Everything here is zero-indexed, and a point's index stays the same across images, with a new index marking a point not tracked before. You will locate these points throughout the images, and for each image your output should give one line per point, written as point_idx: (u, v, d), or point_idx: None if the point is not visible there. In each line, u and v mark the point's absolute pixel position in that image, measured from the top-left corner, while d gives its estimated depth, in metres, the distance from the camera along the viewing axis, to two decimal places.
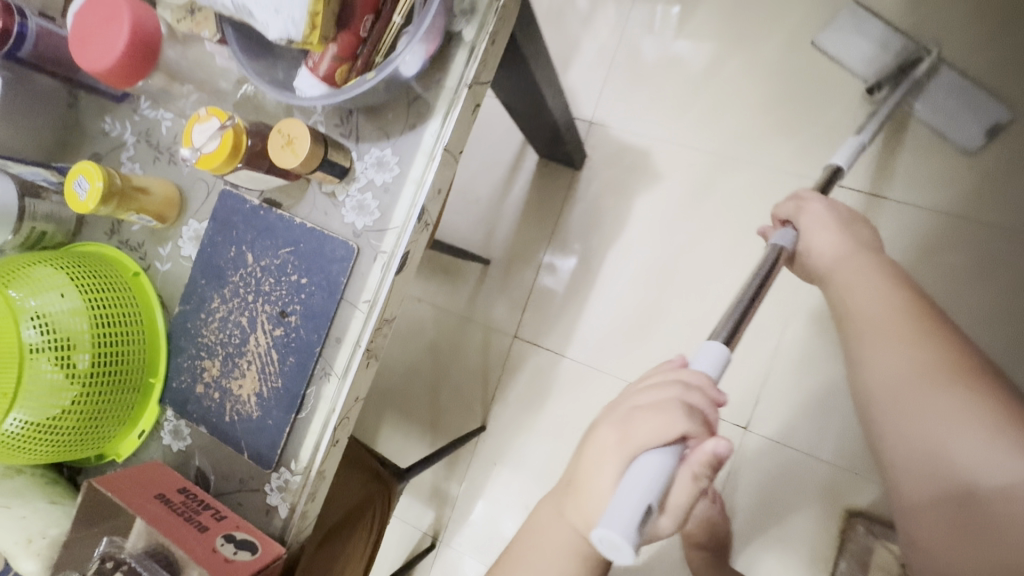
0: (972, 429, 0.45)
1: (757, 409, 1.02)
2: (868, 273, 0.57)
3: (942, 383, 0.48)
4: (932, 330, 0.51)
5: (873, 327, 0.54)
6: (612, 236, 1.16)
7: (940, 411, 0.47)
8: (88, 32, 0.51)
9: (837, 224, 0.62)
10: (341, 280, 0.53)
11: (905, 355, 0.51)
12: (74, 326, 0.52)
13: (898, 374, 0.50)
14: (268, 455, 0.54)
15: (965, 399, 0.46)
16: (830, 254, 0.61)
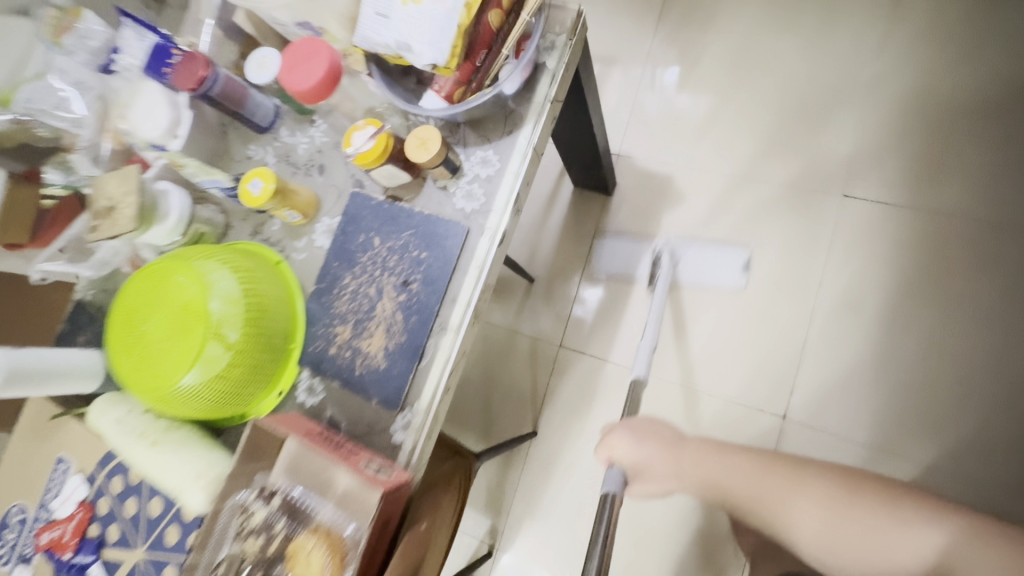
0: (893, 525, 0.64)
1: (793, 396, 1.13)
2: (705, 452, 0.75)
3: (850, 491, 0.67)
4: (785, 468, 0.71)
5: (777, 500, 0.70)
6: (643, 251, 1.29)
7: (865, 519, 0.65)
8: (293, 64, 0.67)
9: (641, 436, 0.77)
10: (455, 252, 0.66)
11: (820, 497, 0.68)
12: (234, 302, 0.65)
13: (826, 513, 0.67)
14: (395, 399, 0.65)
15: (854, 496, 0.67)
16: (668, 470, 0.75)
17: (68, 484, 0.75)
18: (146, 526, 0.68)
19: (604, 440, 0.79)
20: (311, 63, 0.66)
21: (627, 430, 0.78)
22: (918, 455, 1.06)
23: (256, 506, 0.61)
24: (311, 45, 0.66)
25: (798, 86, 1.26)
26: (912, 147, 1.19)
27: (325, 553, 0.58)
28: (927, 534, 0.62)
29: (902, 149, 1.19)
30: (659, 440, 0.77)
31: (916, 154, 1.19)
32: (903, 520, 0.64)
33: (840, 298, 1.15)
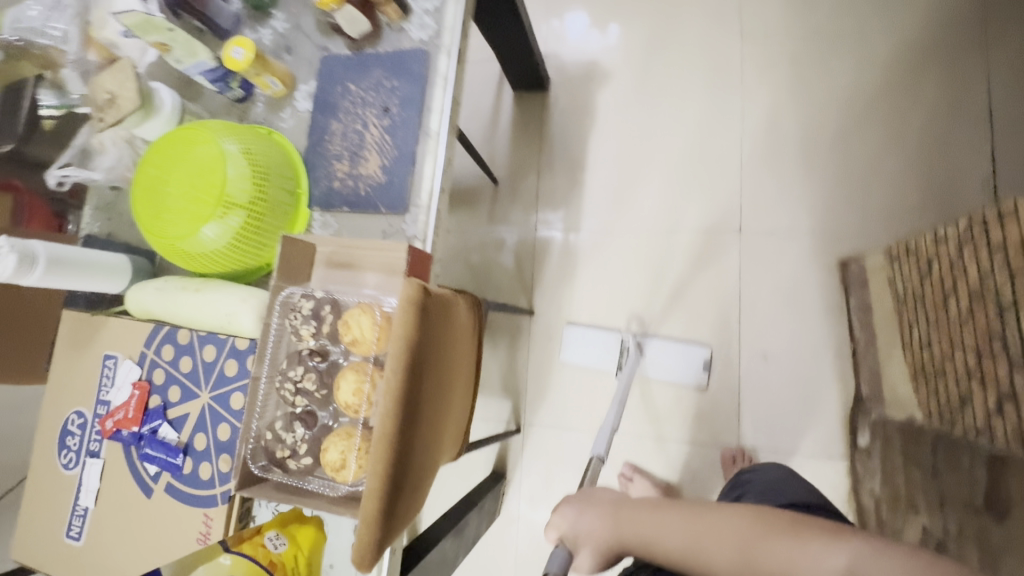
0: (786, 540, 0.54)
1: (742, 212, 1.30)
2: (624, 511, 0.65)
3: (756, 536, 0.55)
4: (685, 509, 0.61)
5: (694, 553, 0.57)
6: (588, 131, 1.44)
7: (771, 548, 0.54)
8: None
9: (584, 506, 0.68)
10: (422, 72, 0.78)
11: (725, 541, 0.56)
12: (240, 167, 0.73)
13: (737, 560, 0.55)
14: (401, 201, 0.76)
15: (757, 539, 0.55)
16: (606, 534, 0.64)
17: (118, 373, 0.80)
18: (205, 371, 0.75)
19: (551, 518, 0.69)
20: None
21: (576, 501, 0.70)
22: (855, 227, 1.22)
23: (304, 301, 0.69)
24: None
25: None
26: None
27: (373, 314, 0.66)
28: (832, 554, 0.50)
29: None
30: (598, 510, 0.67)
31: None
32: (803, 541, 0.53)
33: (760, 122, 1.32)
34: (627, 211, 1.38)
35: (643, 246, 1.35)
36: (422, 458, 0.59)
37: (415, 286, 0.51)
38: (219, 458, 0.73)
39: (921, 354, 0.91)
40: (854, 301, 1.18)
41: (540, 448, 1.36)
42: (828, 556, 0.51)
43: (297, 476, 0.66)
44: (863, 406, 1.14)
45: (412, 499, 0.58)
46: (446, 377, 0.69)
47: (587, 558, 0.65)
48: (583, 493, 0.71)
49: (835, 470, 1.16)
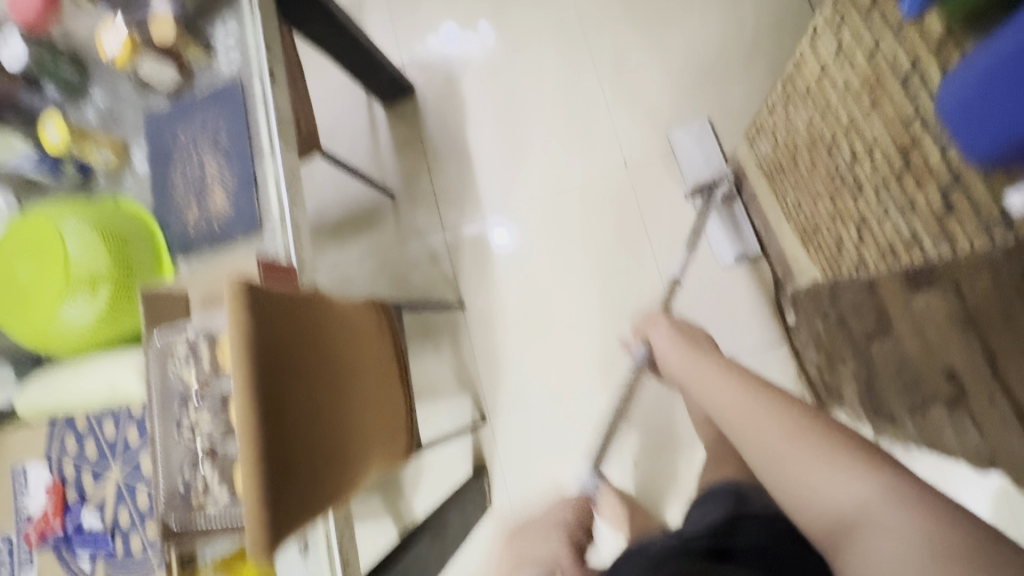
0: (826, 465, 0.48)
1: (623, 147, 1.35)
2: (702, 356, 0.68)
3: (816, 446, 0.49)
4: (781, 408, 0.54)
5: (739, 429, 0.56)
6: (463, 120, 1.48)
7: (799, 459, 0.49)
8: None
9: (690, 350, 0.70)
10: (240, 99, 0.79)
11: (797, 440, 0.50)
12: (90, 241, 0.74)
13: (772, 455, 0.51)
14: (254, 224, 0.76)
15: (799, 438, 0.50)
16: (682, 369, 0.68)
17: (30, 481, 0.78)
18: (112, 450, 0.74)
19: (645, 320, 0.80)
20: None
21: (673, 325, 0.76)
22: (724, 128, 1.28)
23: (179, 344, 0.70)
24: None
25: None
26: None
27: None
28: (855, 486, 0.45)
29: None
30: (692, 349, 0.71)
31: None
32: (836, 464, 0.47)
33: (612, 62, 1.38)
34: (521, 182, 1.42)
35: (545, 209, 1.40)
36: (320, 441, 0.60)
37: (243, 280, 0.52)
38: (147, 526, 0.71)
39: (799, 218, 0.95)
40: (744, 194, 1.22)
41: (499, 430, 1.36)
42: (842, 482, 0.46)
43: (219, 515, 0.66)
44: (782, 287, 1.18)
45: (318, 485, 0.59)
46: (339, 364, 0.69)
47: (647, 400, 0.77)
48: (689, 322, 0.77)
49: (778, 355, 1.20)
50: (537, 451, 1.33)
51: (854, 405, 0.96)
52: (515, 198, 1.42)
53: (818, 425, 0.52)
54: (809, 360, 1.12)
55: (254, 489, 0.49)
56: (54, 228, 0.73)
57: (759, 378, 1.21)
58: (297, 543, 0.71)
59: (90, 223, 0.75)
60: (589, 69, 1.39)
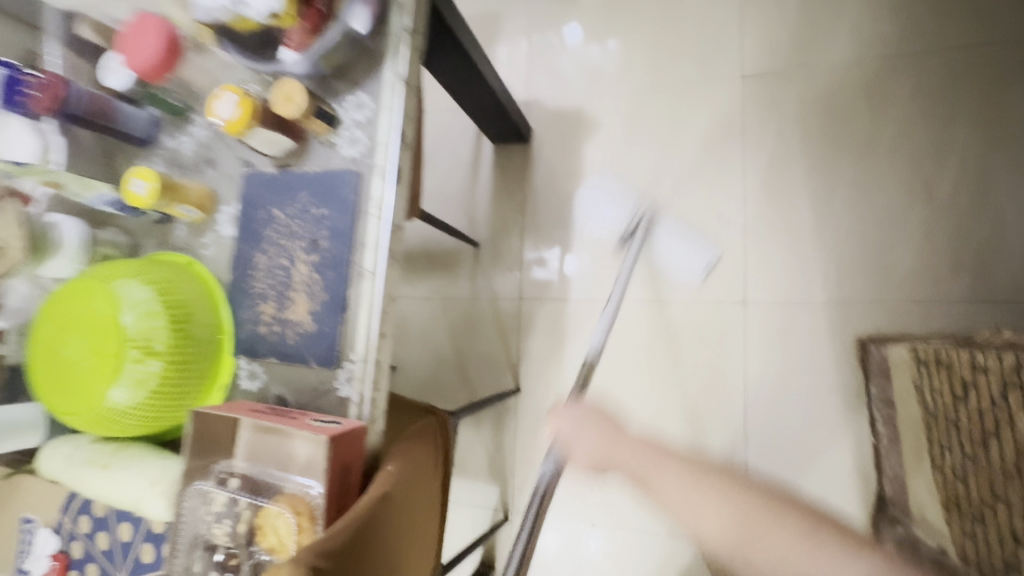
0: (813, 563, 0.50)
1: (747, 279, 1.16)
2: (649, 460, 0.66)
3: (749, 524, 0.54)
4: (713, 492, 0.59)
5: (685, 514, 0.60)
6: (574, 185, 1.32)
7: (765, 535, 0.53)
8: (129, 42, 0.67)
9: (584, 424, 0.77)
10: (352, 198, 0.66)
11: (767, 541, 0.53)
12: (155, 311, 0.64)
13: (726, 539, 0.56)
14: (331, 355, 0.65)
15: (756, 522, 0.54)
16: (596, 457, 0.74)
17: (36, 541, 0.72)
18: (122, 554, 0.67)
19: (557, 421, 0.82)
20: (146, 33, 0.66)
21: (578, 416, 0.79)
22: (872, 297, 1.09)
23: (218, 490, 0.60)
24: (146, 23, 0.66)
25: (688, 29, 1.28)
26: (795, 12, 1.21)
27: (289, 520, 0.57)
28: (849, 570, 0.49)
29: (786, 13, 1.22)
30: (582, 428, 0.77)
31: (801, 17, 1.21)
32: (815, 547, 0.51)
33: (764, 175, 1.18)
34: (618, 276, 1.26)
35: (639, 317, 1.23)
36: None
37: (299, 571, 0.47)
38: None
39: (959, 485, 0.77)
40: (876, 388, 1.03)
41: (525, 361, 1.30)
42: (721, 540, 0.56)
43: None
44: (886, 508, 1.01)
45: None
46: (397, 555, 0.62)
47: (677, 488, 0.60)
48: (674, 449, 0.67)
49: None
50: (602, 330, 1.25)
51: None
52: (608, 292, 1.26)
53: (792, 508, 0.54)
54: None
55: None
56: (115, 293, 0.63)
57: None
58: None
59: (152, 293, 0.65)
60: (735, 175, 1.20)
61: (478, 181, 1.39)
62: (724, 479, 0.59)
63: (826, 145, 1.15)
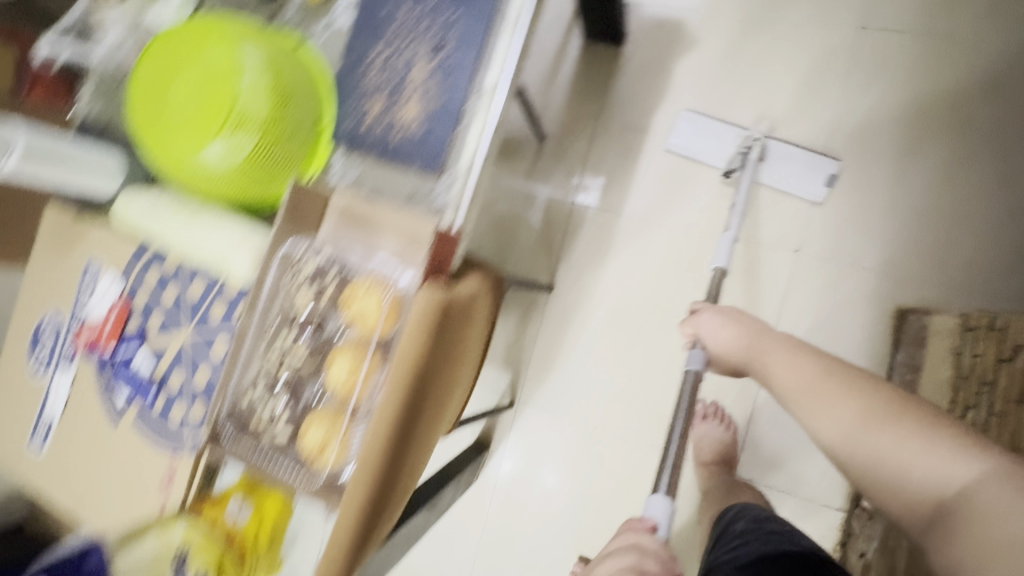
0: (920, 444, 0.58)
1: (806, 230, 1.16)
2: (776, 350, 0.75)
3: (872, 415, 0.62)
4: (838, 380, 0.67)
5: (805, 399, 0.68)
6: (656, 101, 1.27)
7: (878, 433, 0.61)
8: None
9: (728, 320, 0.84)
10: (489, 8, 0.64)
11: (846, 416, 0.64)
12: (266, 80, 0.61)
13: (839, 426, 0.64)
14: (436, 162, 0.65)
15: (873, 419, 0.62)
16: (739, 345, 0.82)
17: (99, 286, 0.74)
18: (190, 309, 0.68)
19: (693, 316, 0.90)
20: None
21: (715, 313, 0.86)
22: (924, 272, 1.10)
23: (309, 257, 0.61)
24: None
25: None
26: None
27: (380, 295, 0.59)
28: (957, 464, 0.55)
29: None
30: (738, 319, 0.84)
31: None
32: (931, 443, 0.57)
33: (852, 131, 1.15)
34: (678, 200, 1.25)
35: (690, 246, 1.25)
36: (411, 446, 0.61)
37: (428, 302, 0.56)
38: (193, 405, 0.67)
39: None
40: (903, 355, 1.06)
41: (689, 139, 1.22)
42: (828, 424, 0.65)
43: (267, 447, 0.60)
44: None
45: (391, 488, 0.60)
46: (463, 370, 0.70)
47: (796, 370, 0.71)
48: (791, 337, 0.77)
49: (829, 519, 1.11)
50: (782, 156, 1.15)
51: None
52: (664, 214, 1.26)
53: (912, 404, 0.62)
54: (859, 549, 1.04)
55: (358, 494, 0.54)
56: (236, 50, 0.61)
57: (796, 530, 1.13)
58: None
59: (270, 62, 0.62)
60: (824, 124, 1.17)
61: (558, 74, 1.33)
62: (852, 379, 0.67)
63: (924, 116, 1.12)
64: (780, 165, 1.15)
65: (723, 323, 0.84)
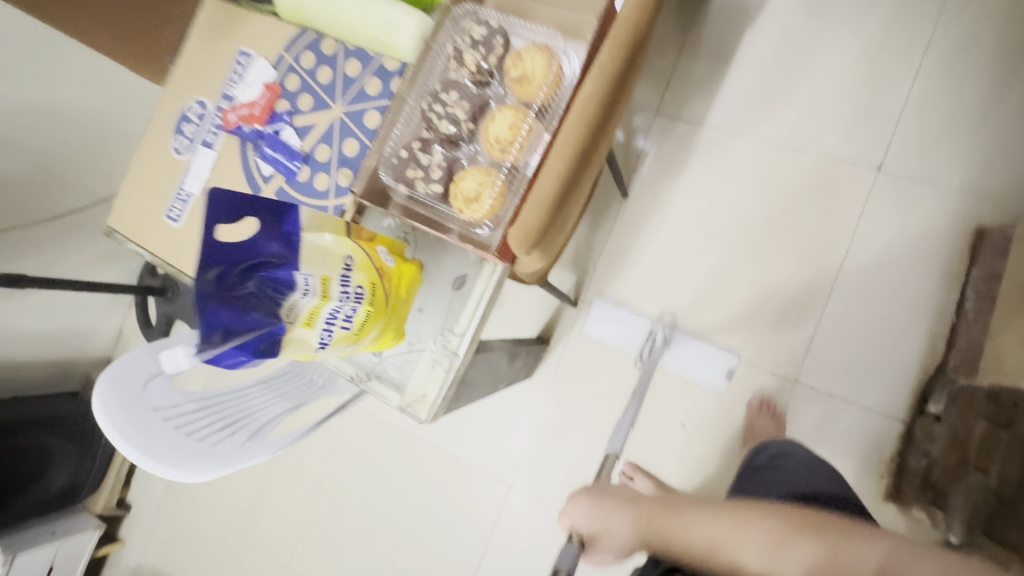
0: (846, 550, 0.54)
1: (890, 150, 1.18)
2: (677, 508, 0.67)
3: (785, 540, 0.57)
4: (728, 515, 0.62)
5: (724, 546, 0.59)
6: (749, 19, 1.29)
7: (796, 556, 0.56)
8: None
9: (599, 501, 0.76)
10: None
11: (763, 542, 0.58)
12: None
13: (760, 557, 0.57)
14: None
15: (791, 536, 0.57)
16: (621, 526, 0.72)
17: (251, 71, 0.78)
18: (344, 86, 0.72)
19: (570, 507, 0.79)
20: None
21: (591, 497, 0.77)
22: (1011, 194, 1.10)
23: (476, 25, 0.64)
24: None
25: None
26: None
27: (546, 56, 0.61)
28: (870, 549, 0.53)
29: None
30: (607, 500, 0.75)
31: None
32: (844, 537, 0.55)
33: (950, 53, 1.15)
34: (762, 116, 1.27)
35: (769, 160, 1.26)
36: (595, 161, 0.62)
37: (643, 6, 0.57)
38: (340, 172, 0.70)
39: None
40: (979, 269, 1.08)
41: (604, 326, 1.32)
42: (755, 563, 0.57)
43: (424, 197, 0.64)
44: (946, 375, 1.08)
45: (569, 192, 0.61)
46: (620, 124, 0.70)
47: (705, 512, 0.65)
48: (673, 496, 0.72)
49: (888, 428, 1.13)
50: (687, 347, 1.25)
51: (954, 515, 0.93)
52: (746, 128, 1.28)
53: (795, 518, 0.58)
54: (920, 452, 1.05)
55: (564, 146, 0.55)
56: None
57: (854, 436, 1.14)
58: (454, 277, 0.70)
59: None
60: (921, 46, 1.17)
61: None
62: (738, 504, 0.63)
63: None
64: (681, 355, 1.25)
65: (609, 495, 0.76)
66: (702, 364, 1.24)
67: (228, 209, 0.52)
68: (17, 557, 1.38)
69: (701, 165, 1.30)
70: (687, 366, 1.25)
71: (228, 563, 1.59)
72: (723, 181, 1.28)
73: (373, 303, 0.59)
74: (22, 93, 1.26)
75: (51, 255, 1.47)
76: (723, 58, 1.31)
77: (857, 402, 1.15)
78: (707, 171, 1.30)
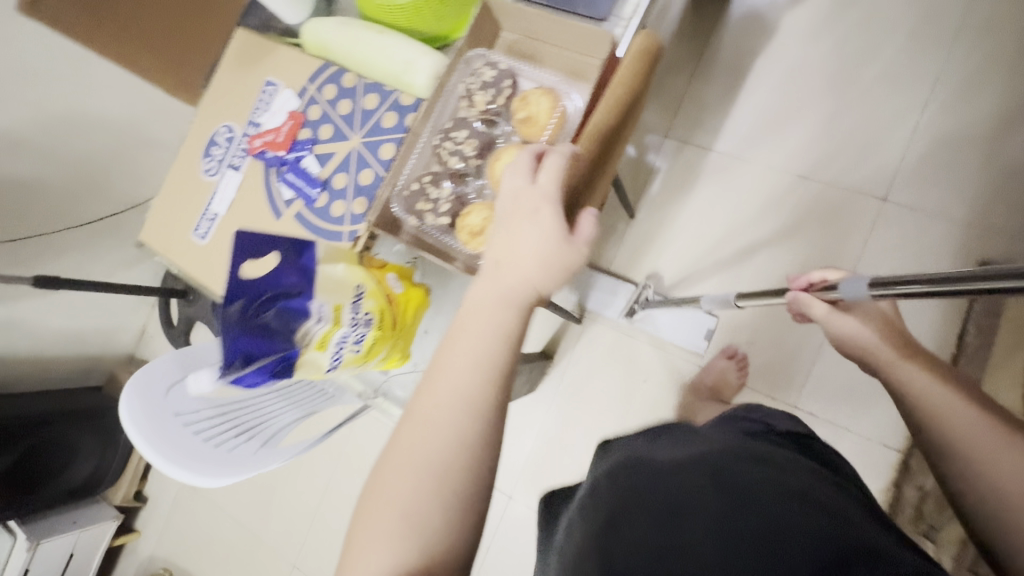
0: (982, 426, 0.62)
1: (896, 180, 1.19)
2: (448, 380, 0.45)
3: (952, 397, 0.66)
4: (926, 366, 0.72)
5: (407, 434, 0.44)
6: (760, 47, 1.31)
7: (942, 414, 0.65)
8: None
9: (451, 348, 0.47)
10: None
11: (925, 388, 0.69)
12: None
13: (919, 394, 0.69)
14: (604, 6, 0.71)
15: (956, 404, 0.65)
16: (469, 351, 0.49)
17: (277, 100, 0.83)
18: (362, 118, 0.77)
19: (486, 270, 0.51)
20: None
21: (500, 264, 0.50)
22: (1015, 229, 1.11)
23: (487, 68, 0.68)
24: None
25: None
26: None
27: (551, 100, 0.65)
28: (1002, 446, 0.59)
29: None
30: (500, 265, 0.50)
31: None
32: (992, 426, 0.61)
33: (957, 89, 1.17)
34: (769, 142, 1.29)
35: (774, 185, 1.28)
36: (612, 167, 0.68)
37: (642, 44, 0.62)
38: (355, 200, 0.75)
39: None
40: (981, 303, 1.09)
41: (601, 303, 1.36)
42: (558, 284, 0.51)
43: (431, 228, 0.68)
44: None
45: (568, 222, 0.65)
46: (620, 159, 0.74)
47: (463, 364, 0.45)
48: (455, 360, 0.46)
49: (886, 457, 1.14)
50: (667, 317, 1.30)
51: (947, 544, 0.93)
52: (754, 154, 1.30)
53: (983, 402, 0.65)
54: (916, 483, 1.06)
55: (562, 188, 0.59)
56: None
57: (851, 464, 1.15)
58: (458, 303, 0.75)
59: None
60: (930, 80, 1.18)
61: None
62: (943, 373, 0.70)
63: None
64: (662, 321, 1.31)
65: (827, 311, 0.82)
66: (682, 326, 1.30)
67: (248, 253, 0.52)
68: (40, 542, 1.47)
69: (708, 189, 1.33)
70: (667, 323, 1.31)
71: (237, 557, 1.65)
72: (728, 204, 1.31)
73: (380, 328, 0.64)
74: (63, 106, 1.34)
75: (84, 257, 1.56)
76: (732, 86, 1.33)
77: (854, 424, 1.17)
78: (713, 196, 1.32)
